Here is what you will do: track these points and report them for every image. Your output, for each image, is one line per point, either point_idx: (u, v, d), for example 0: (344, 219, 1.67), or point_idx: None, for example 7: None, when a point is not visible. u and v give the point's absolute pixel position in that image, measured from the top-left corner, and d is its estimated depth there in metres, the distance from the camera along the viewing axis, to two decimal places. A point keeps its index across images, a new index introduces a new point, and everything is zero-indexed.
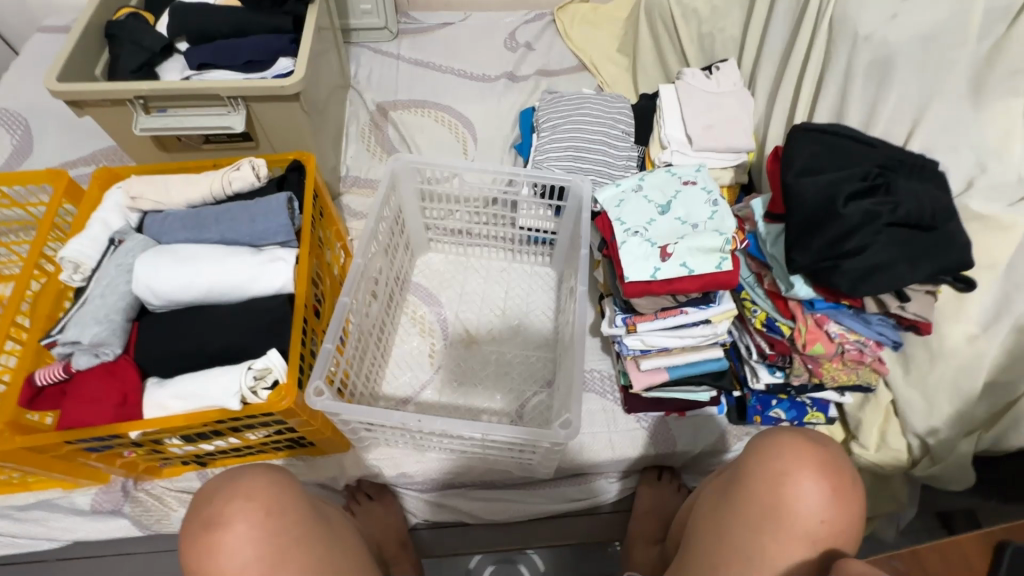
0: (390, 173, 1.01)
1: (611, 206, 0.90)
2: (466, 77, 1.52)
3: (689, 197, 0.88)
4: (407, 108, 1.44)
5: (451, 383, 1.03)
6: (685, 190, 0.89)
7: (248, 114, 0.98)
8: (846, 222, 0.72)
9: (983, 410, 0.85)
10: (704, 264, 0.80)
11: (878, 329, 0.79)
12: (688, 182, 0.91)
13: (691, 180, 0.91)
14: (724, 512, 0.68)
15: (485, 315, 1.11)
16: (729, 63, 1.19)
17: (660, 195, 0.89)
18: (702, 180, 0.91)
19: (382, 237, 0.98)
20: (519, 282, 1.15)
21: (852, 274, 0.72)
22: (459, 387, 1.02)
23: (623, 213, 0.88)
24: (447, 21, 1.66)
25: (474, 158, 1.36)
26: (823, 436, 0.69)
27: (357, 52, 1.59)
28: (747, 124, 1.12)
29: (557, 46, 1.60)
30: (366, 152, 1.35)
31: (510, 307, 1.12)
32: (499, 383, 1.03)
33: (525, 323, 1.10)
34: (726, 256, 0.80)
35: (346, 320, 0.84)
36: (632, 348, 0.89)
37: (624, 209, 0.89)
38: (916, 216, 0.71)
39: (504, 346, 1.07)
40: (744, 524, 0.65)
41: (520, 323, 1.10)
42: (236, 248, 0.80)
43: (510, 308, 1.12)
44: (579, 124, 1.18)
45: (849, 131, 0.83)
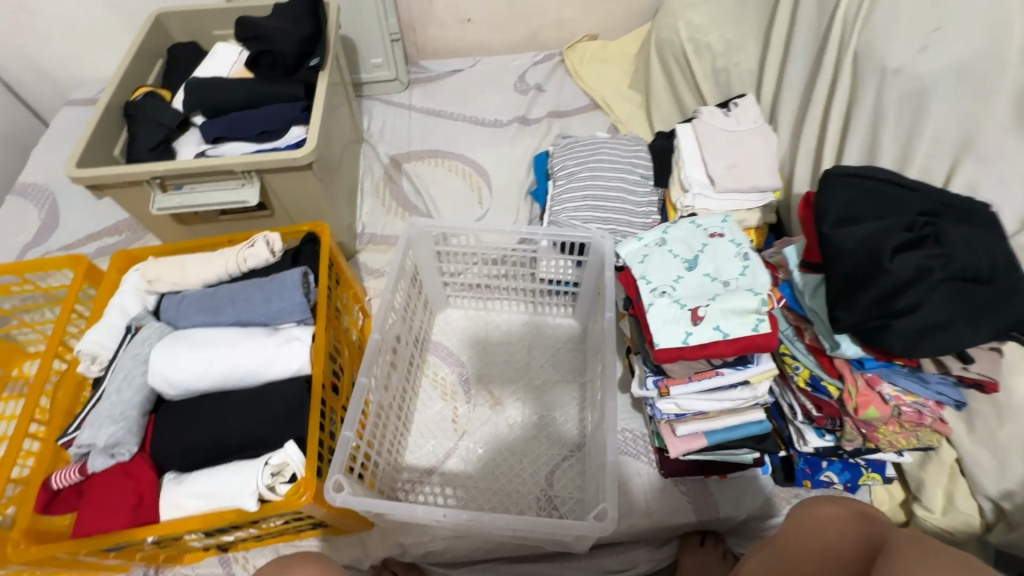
0: (405, 240, 0.99)
1: (634, 262, 0.86)
2: (478, 123, 1.52)
3: (718, 250, 0.83)
4: (421, 159, 1.44)
5: (480, 451, 0.98)
6: (712, 242, 0.85)
7: (263, 185, 0.98)
8: (895, 278, 0.66)
9: None
10: (739, 326, 0.75)
11: (938, 390, 0.72)
12: (715, 233, 0.86)
13: (719, 231, 0.86)
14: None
15: (510, 381, 1.06)
16: (747, 99, 1.15)
17: (686, 248, 0.85)
18: (730, 231, 0.86)
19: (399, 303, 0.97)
20: (543, 335, 1.12)
21: (905, 335, 0.66)
22: (487, 454, 0.98)
23: (649, 271, 0.84)
24: (457, 68, 1.67)
25: (489, 206, 1.34)
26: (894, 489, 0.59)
27: (369, 104, 1.60)
28: (771, 162, 1.08)
29: (568, 86, 1.59)
30: (381, 207, 1.34)
31: (534, 363, 1.08)
32: (527, 449, 0.98)
33: (551, 380, 1.06)
34: (763, 317, 0.75)
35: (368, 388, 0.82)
36: (665, 412, 0.84)
37: (649, 265, 0.85)
38: (973, 269, 0.65)
39: (532, 408, 1.03)
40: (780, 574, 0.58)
41: (546, 380, 1.06)
42: (251, 330, 0.78)
43: (534, 363, 1.08)
44: (595, 170, 1.15)
45: (886, 173, 0.78)
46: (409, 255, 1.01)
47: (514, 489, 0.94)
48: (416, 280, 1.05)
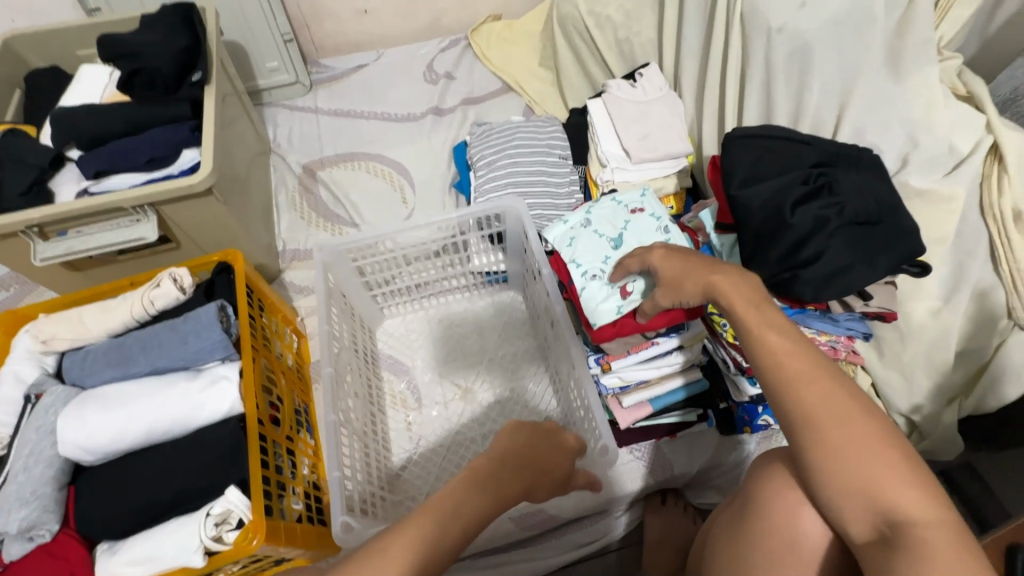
0: (321, 266, 0.93)
1: (563, 247, 0.88)
2: (392, 119, 1.47)
3: (640, 225, 0.86)
4: (336, 164, 1.38)
5: (449, 442, 0.99)
6: (634, 218, 0.87)
7: (161, 218, 0.91)
8: (798, 230, 0.71)
9: (960, 377, 0.86)
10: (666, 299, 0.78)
11: (848, 326, 0.78)
12: (636, 208, 0.89)
13: (639, 206, 0.89)
14: (742, 542, 0.61)
15: (467, 370, 1.06)
16: (651, 68, 1.17)
17: (611, 228, 0.87)
18: (649, 204, 0.89)
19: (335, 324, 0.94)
20: (491, 318, 1.12)
21: (813, 283, 0.71)
22: (454, 446, 0.98)
23: (577, 254, 0.86)
24: (361, 63, 1.60)
25: (414, 204, 1.31)
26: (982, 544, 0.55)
27: (271, 112, 1.51)
28: (681, 128, 1.11)
29: (478, 70, 1.57)
30: (301, 220, 1.28)
31: (485, 350, 1.08)
32: (495, 429, 1.00)
33: (507, 358, 1.07)
34: None
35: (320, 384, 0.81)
36: (611, 386, 0.87)
37: (576, 248, 0.87)
38: (864, 213, 0.71)
39: (494, 391, 1.04)
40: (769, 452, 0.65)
41: (501, 359, 1.07)
42: (170, 377, 0.73)
43: (489, 347, 1.08)
44: (513, 156, 1.14)
45: (782, 131, 0.83)
46: (332, 277, 0.96)
47: None
48: (344, 300, 1.00)
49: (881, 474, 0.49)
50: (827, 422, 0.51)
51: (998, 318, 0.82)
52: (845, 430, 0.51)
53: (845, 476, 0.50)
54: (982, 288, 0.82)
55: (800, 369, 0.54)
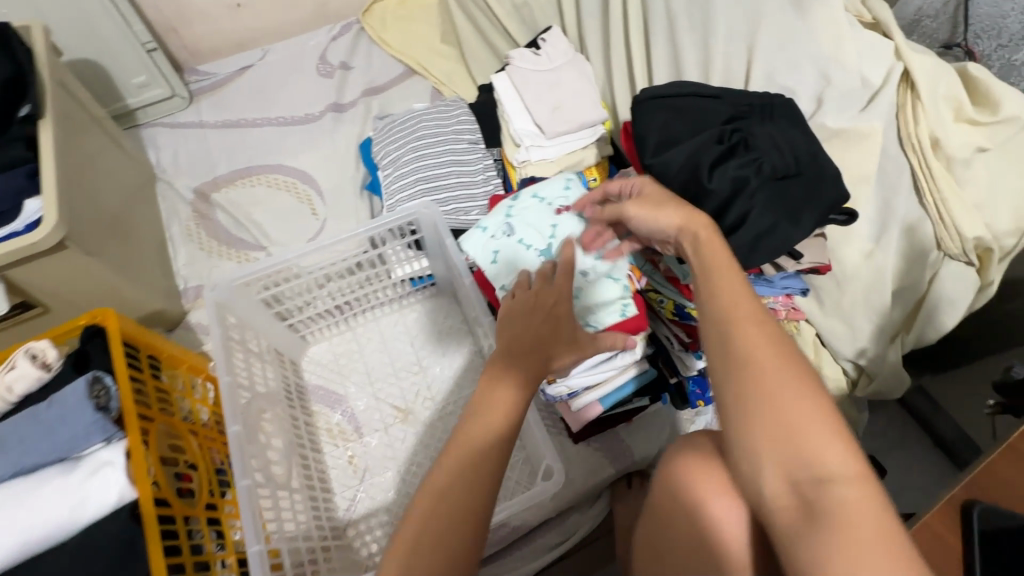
0: (215, 307, 0.82)
1: (488, 262, 0.82)
2: (289, 122, 1.33)
3: (568, 227, 0.82)
4: (232, 183, 1.24)
5: (395, 471, 0.91)
6: (560, 220, 0.82)
7: (13, 284, 0.79)
8: (717, 195, 0.66)
9: (899, 314, 0.84)
10: (609, 317, 0.77)
11: (783, 285, 0.74)
12: (561, 207, 0.84)
13: (564, 205, 0.84)
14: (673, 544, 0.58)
15: (407, 388, 0.98)
16: (554, 32, 1.09)
17: (537, 235, 0.82)
18: (575, 201, 0.84)
19: (243, 372, 0.84)
20: (424, 328, 1.04)
21: (741, 249, 0.66)
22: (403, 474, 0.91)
23: (502, 271, 0.81)
24: (246, 64, 1.44)
25: (326, 215, 1.19)
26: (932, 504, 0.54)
27: (150, 132, 1.34)
28: (593, 94, 1.03)
29: (376, 56, 1.44)
30: (200, 251, 1.15)
31: (423, 360, 1.01)
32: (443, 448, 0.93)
33: (448, 369, 1.00)
34: (628, 301, 0.78)
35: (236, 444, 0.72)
36: (558, 395, 0.82)
37: (503, 265, 0.81)
38: (781, 167, 0.67)
39: (437, 407, 0.96)
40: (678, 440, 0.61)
41: (443, 371, 1.00)
42: (42, 474, 0.62)
43: (426, 360, 1.01)
44: (419, 149, 1.05)
45: (690, 87, 0.77)
46: (228, 315, 0.85)
47: None
48: (248, 339, 0.88)
49: (809, 425, 0.45)
50: (761, 362, 0.48)
51: (928, 251, 0.80)
52: (779, 370, 0.47)
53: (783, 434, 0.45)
54: (910, 222, 0.79)
55: (739, 312, 0.51)
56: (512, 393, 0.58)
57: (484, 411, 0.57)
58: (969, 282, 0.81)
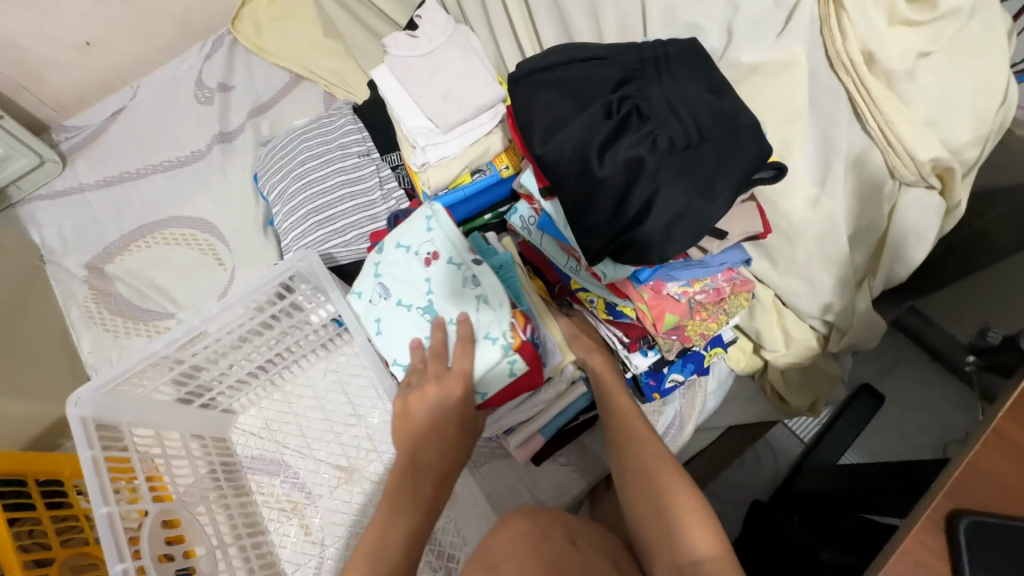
0: (92, 420, 0.74)
1: (372, 331, 0.77)
2: (175, 165, 1.20)
3: (442, 280, 0.73)
4: (126, 249, 1.12)
5: (351, 532, 0.88)
6: (431, 273, 0.73)
7: None
8: (613, 185, 0.56)
9: (862, 258, 0.74)
10: (498, 382, 0.71)
11: (719, 263, 0.64)
12: (429, 255, 0.74)
13: (432, 251, 0.73)
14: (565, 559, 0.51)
15: (347, 444, 0.93)
16: (428, 5, 0.95)
17: (413, 294, 0.74)
18: (442, 244, 0.73)
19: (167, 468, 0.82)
20: (353, 375, 0.98)
21: (654, 241, 0.56)
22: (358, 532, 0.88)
23: (388, 342, 0.75)
24: (117, 109, 1.29)
25: (234, 263, 1.08)
26: (906, 522, 0.42)
27: (29, 210, 1.21)
28: (484, 70, 0.90)
29: (257, 68, 1.28)
30: (106, 333, 1.05)
31: (359, 408, 0.95)
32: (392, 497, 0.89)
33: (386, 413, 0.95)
34: (514, 357, 0.70)
35: (185, 550, 0.74)
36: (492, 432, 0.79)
37: (388, 333, 0.75)
38: (680, 137, 0.56)
39: (382, 457, 0.92)
40: (522, 529, 0.53)
41: (380, 417, 0.95)
42: None
43: (363, 407, 0.95)
44: (306, 174, 0.93)
45: (571, 54, 0.65)
46: (114, 422, 0.77)
47: None
48: (144, 438, 0.80)
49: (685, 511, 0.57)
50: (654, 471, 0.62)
51: (881, 183, 0.69)
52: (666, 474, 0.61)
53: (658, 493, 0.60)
54: (855, 154, 0.68)
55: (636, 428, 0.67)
56: (402, 516, 0.64)
57: (385, 541, 0.61)
58: (934, 207, 0.70)
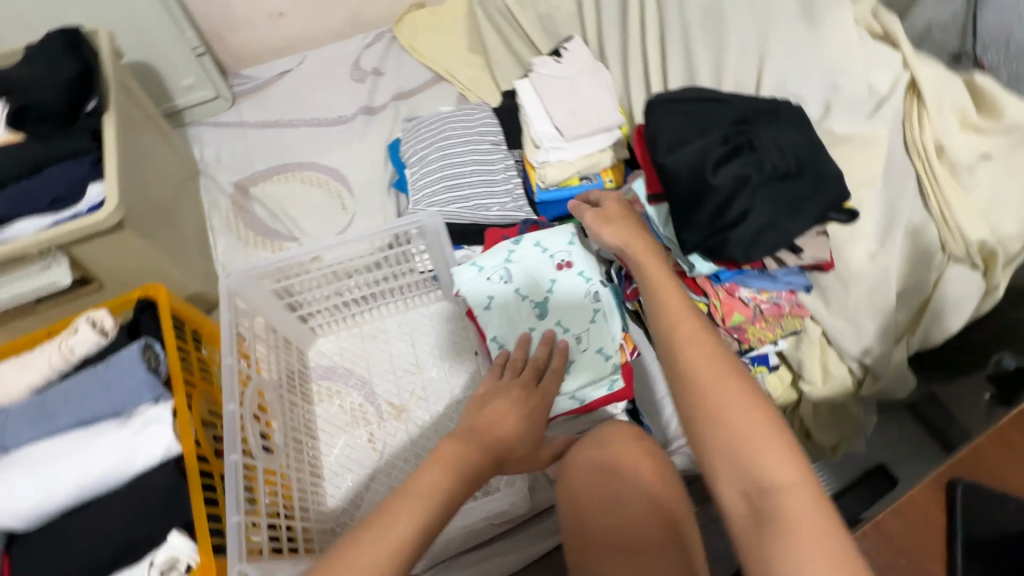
0: (228, 293, 0.88)
1: (480, 306, 0.81)
2: (322, 123, 1.41)
3: (567, 286, 0.82)
4: (269, 179, 1.33)
5: (394, 459, 0.98)
6: (560, 277, 0.82)
7: (75, 260, 0.87)
8: (721, 192, 0.70)
9: (904, 315, 0.86)
10: (594, 391, 0.79)
11: (786, 280, 0.78)
12: (562, 262, 0.83)
13: (566, 260, 0.83)
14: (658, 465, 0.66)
15: (403, 387, 1.05)
16: (575, 41, 1.15)
17: (535, 288, 0.82)
18: (578, 257, 0.83)
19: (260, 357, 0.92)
20: (424, 332, 1.10)
21: (742, 242, 0.70)
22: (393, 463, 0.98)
23: (493, 320, 0.80)
24: (285, 69, 1.53)
25: (354, 210, 1.27)
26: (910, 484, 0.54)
27: (196, 131, 1.44)
28: (611, 100, 1.08)
29: (406, 63, 1.51)
30: (238, 241, 1.24)
31: (423, 359, 1.07)
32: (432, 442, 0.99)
33: (443, 371, 1.06)
34: (616, 376, 0.80)
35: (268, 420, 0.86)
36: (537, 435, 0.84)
37: (496, 312, 0.80)
38: (784, 166, 0.70)
39: (431, 405, 1.03)
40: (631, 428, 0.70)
41: (439, 372, 1.06)
42: (98, 426, 0.70)
43: (425, 360, 1.07)
44: (446, 148, 1.11)
45: (699, 93, 0.81)
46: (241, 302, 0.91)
47: None
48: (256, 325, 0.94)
49: (773, 452, 0.49)
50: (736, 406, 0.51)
51: (932, 253, 0.82)
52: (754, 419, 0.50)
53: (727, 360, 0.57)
54: (914, 225, 0.82)
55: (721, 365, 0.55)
56: (453, 483, 0.57)
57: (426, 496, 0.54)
58: (974, 285, 0.83)
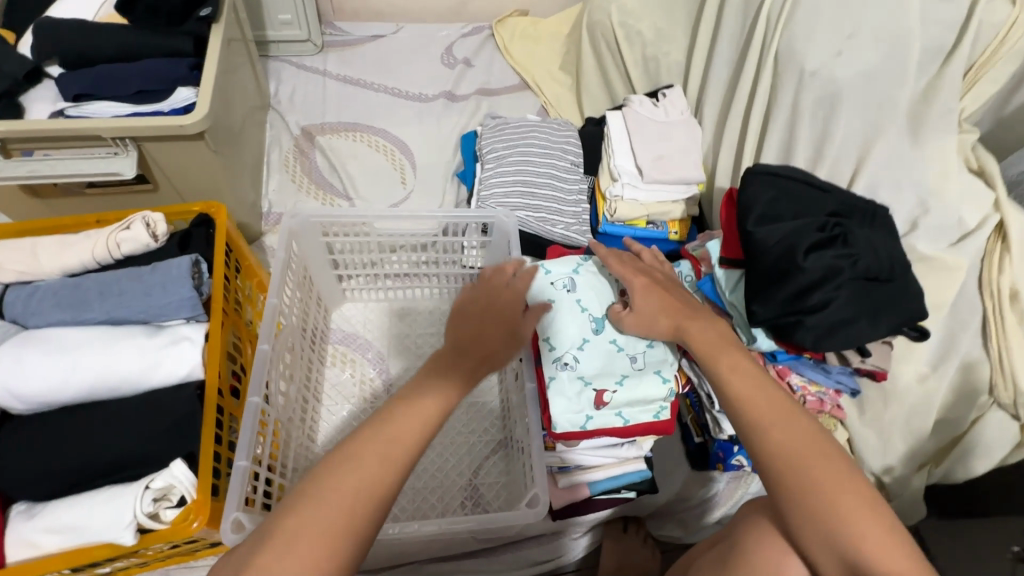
0: (287, 232, 0.88)
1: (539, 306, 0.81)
2: (401, 96, 1.41)
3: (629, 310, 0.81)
4: (336, 132, 1.31)
5: None
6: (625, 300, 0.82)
7: (141, 155, 0.84)
8: (808, 275, 0.71)
9: (933, 445, 0.87)
10: (640, 414, 0.78)
11: (838, 379, 0.78)
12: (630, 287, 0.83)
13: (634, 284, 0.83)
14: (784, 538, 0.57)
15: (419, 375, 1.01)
16: (676, 90, 1.15)
17: (597, 303, 0.82)
18: None
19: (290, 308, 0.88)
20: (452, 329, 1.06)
21: (816, 330, 0.71)
22: None
23: (550, 323, 0.80)
24: (378, 33, 1.52)
25: (413, 188, 1.26)
26: None
27: (276, 66, 1.43)
28: (697, 155, 1.09)
29: (498, 62, 1.51)
30: (291, 183, 1.23)
31: None
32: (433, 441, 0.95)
33: None
34: (665, 405, 0.79)
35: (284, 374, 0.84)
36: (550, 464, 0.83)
37: (553, 318, 0.80)
38: (875, 269, 0.71)
39: None
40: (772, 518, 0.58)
41: None
42: (126, 329, 0.66)
43: None
44: (525, 155, 1.11)
45: (800, 173, 0.80)
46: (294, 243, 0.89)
47: (437, 484, 0.91)
48: (299, 270, 0.92)
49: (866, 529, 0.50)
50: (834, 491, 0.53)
51: (979, 393, 0.83)
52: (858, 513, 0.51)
53: (781, 452, 0.55)
54: (969, 361, 0.82)
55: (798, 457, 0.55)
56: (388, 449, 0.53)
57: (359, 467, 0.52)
58: (1011, 435, 0.83)
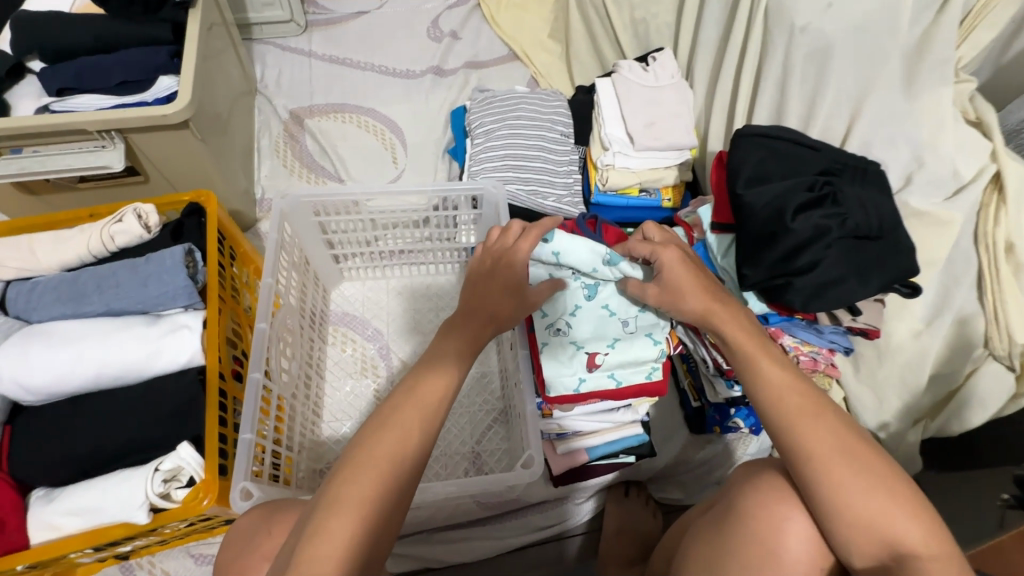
0: (278, 215, 0.88)
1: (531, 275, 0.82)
2: (389, 73, 1.39)
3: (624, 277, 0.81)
4: (325, 114, 1.30)
5: None
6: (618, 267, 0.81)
7: (129, 147, 0.85)
8: (797, 236, 0.70)
9: (929, 399, 0.87)
10: (632, 376, 0.81)
11: (831, 338, 0.79)
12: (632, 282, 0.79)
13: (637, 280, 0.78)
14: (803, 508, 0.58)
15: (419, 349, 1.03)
16: (666, 53, 1.13)
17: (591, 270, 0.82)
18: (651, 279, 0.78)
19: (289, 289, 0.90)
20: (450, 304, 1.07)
21: (804, 291, 0.71)
22: None
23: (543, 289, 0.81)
24: (362, 10, 1.49)
25: (404, 167, 1.25)
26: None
27: (261, 49, 1.41)
28: (689, 119, 1.07)
29: (485, 33, 1.47)
30: (283, 168, 1.23)
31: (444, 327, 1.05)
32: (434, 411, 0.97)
33: None
34: (656, 366, 0.81)
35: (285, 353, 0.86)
36: (548, 432, 0.85)
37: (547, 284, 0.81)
38: (864, 227, 0.70)
39: None
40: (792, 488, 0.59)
41: None
42: (126, 319, 0.68)
43: None
44: (514, 128, 1.10)
45: (791, 133, 0.79)
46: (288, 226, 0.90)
47: (440, 453, 0.94)
48: (294, 250, 0.93)
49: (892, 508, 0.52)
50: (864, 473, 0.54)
51: (973, 346, 0.83)
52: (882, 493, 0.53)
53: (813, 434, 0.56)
54: (964, 315, 0.83)
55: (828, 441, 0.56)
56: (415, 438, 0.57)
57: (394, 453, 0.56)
58: (1006, 387, 0.83)
